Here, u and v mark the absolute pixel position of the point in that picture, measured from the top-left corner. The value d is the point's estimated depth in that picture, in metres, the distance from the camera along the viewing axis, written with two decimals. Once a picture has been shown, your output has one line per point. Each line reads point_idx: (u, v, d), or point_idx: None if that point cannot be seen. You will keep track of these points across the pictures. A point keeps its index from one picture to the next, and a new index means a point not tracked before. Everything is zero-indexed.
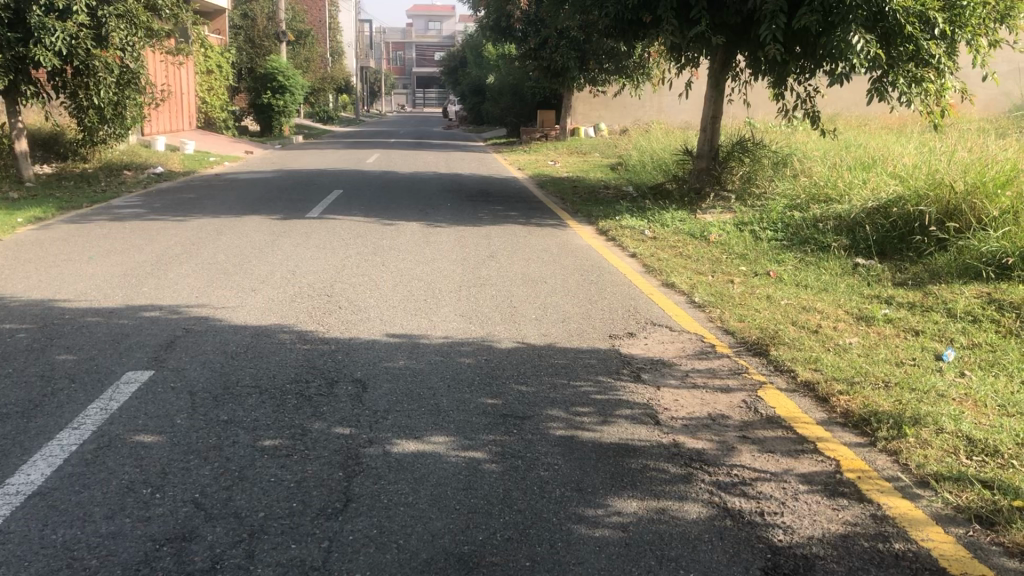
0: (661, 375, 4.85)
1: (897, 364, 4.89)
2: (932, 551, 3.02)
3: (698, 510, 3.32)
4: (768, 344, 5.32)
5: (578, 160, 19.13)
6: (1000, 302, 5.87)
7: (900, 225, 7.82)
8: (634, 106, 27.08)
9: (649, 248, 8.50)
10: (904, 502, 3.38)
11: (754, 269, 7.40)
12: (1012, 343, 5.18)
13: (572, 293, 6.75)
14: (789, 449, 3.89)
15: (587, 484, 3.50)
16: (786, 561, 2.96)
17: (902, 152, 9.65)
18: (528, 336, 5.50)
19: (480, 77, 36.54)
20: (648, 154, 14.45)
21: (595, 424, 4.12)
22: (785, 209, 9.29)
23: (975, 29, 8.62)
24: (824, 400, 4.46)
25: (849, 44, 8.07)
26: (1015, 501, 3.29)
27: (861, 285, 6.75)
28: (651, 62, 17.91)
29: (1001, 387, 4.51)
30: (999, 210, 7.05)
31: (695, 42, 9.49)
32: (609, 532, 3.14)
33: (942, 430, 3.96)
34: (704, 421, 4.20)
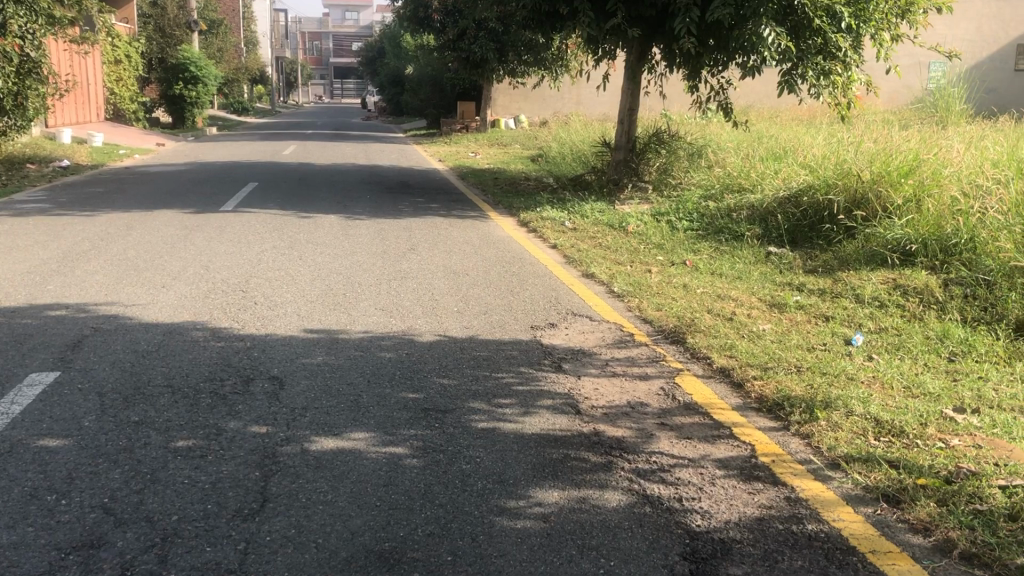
0: (582, 365, 4.89)
1: (809, 349, 5.03)
2: (843, 531, 3.11)
3: (618, 498, 3.35)
4: (685, 332, 5.41)
5: (497, 151, 19.15)
6: (905, 288, 6.09)
7: (810, 215, 8.06)
8: (552, 98, 27.22)
9: (570, 239, 8.55)
10: (816, 484, 3.48)
11: (671, 259, 7.52)
12: (916, 327, 5.38)
13: (492, 285, 6.74)
14: (706, 435, 3.96)
15: (509, 475, 3.50)
16: (705, 546, 3.01)
17: (811, 143, 9.91)
18: (449, 329, 5.47)
19: (399, 70, 36.29)
20: (567, 145, 14.52)
21: (516, 416, 4.12)
22: (701, 199, 9.46)
23: (878, 24, 8.93)
24: (739, 386, 4.56)
25: (760, 37, 8.25)
26: (920, 480, 3.42)
27: (773, 273, 6.92)
28: (569, 54, 18.06)
29: (906, 369, 4.68)
30: (903, 198, 7.30)
31: (612, 34, 9.59)
32: (530, 523, 3.14)
33: (851, 412, 4.08)
34: (624, 409, 4.25)
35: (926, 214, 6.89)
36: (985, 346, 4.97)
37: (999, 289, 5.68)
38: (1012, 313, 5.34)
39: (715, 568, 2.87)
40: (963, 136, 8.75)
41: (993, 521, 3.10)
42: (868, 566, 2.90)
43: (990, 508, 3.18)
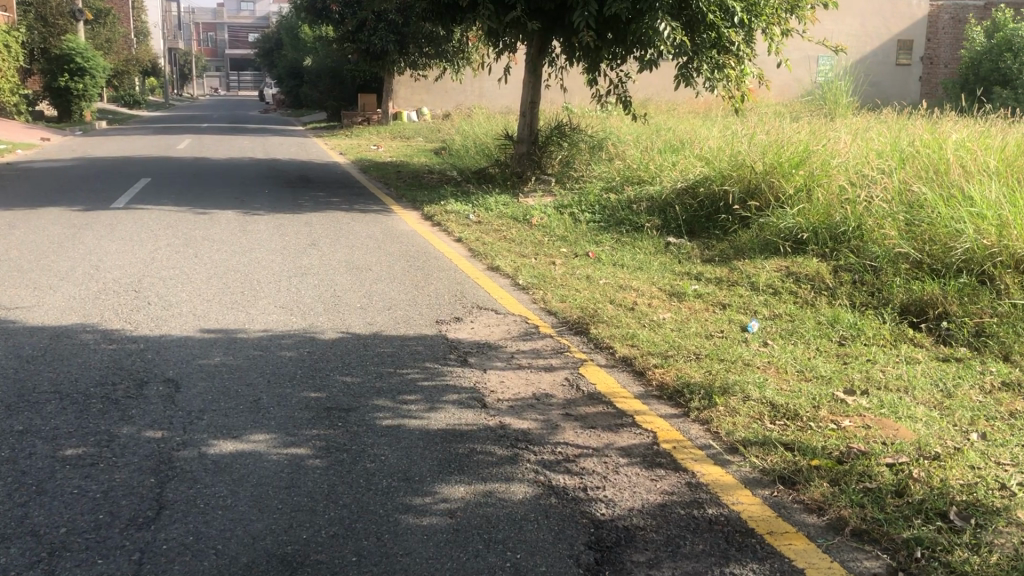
0: (487, 358, 4.88)
1: (707, 337, 5.14)
2: (741, 514, 3.20)
3: (524, 490, 3.37)
4: (588, 323, 5.47)
5: (400, 145, 18.99)
6: (796, 275, 6.30)
7: (707, 206, 8.26)
8: (454, 91, 27.15)
9: (474, 231, 8.54)
10: (716, 468, 3.57)
11: (574, 250, 7.59)
12: (808, 312, 5.57)
13: (395, 280, 6.67)
14: (609, 423, 4.02)
15: (414, 472, 3.47)
16: (609, 534, 3.05)
17: (707, 135, 10.15)
18: (352, 325, 5.40)
19: (298, 61, 35.59)
20: (470, 138, 14.50)
21: (422, 411, 4.09)
22: (602, 191, 9.57)
23: (768, 18, 9.21)
24: (640, 374, 4.64)
25: (656, 30, 8.39)
26: (813, 461, 3.54)
27: (673, 263, 7.06)
28: (470, 47, 18.02)
29: (799, 354, 4.84)
30: (794, 187, 7.55)
31: (512, 27, 9.59)
32: (435, 520, 3.12)
33: (748, 397, 4.20)
34: (529, 401, 4.27)
35: (817, 204, 7.14)
36: (872, 329, 5.18)
37: (884, 274, 5.92)
38: (897, 296, 5.57)
39: (620, 556, 2.91)
40: (849, 127, 9.09)
41: (881, 498, 3.24)
42: (766, 547, 2.98)
43: (879, 485, 3.32)
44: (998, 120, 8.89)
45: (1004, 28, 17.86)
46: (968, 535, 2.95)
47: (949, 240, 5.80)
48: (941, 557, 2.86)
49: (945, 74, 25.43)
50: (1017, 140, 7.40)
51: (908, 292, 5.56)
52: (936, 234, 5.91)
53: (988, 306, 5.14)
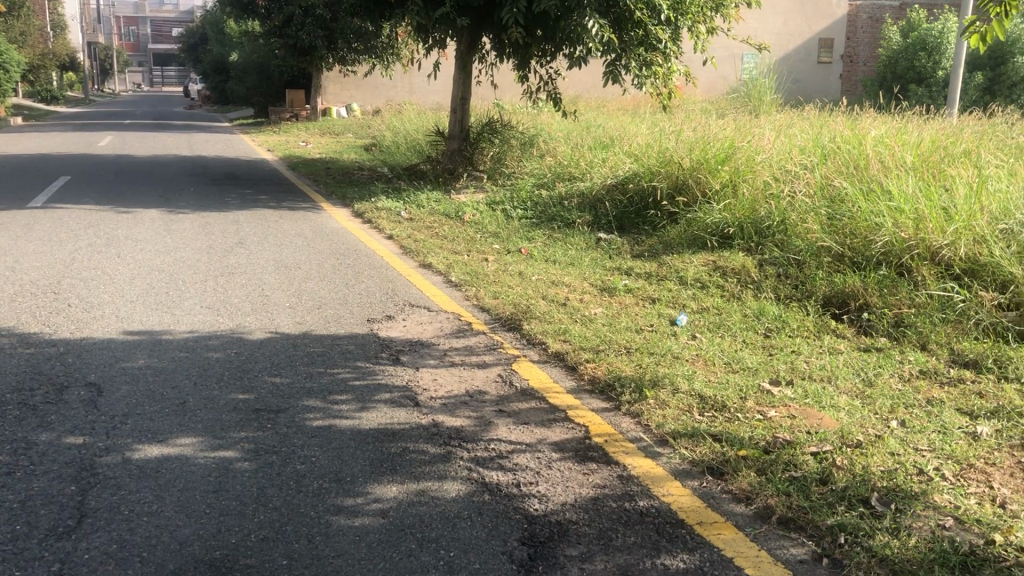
0: (419, 356, 4.86)
1: (637, 331, 5.20)
2: (671, 505, 3.24)
3: (457, 487, 3.36)
4: (521, 319, 5.49)
5: (329, 141, 18.76)
6: (723, 269, 6.42)
7: (636, 202, 8.36)
8: (384, 87, 26.95)
9: (405, 228, 8.50)
10: (646, 461, 3.61)
11: (507, 247, 7.60)
12: (734, 305, 5.68)
13: (325, 278, 6.59)
14: (542, 418, 4.04)
15: (346, 473, 3.44)
16: (542, 529, 3.06)
17: (636, 132, 10.26)
18: (281, 325, 5.32)
19: (224, 56, 34.90)
20: (400, 134, 14.41)
21: (353, 411, 4.06)
22: (533, 187, 9.60)
23: (694, 16, 9.38)
24: (572, 369, 4.67)
25: (585, 27, 8.46)
26: (741, 451, 3.61)
27: (603, 258, 7.13)
28: (400, 43, 17.92)
29: (726, 346, 4.93)
30: (720, 183, 7.70)
31: (441, 23, 9.55)
32: (368, 520, 3.10)
33: (678, 389, 4.26)
34: (462, 398, 4.26)
35: (742, 199, 7.29)
36: (796, 321, 5.30)
37: (808, 268, 6.07)
38: (820, 289, 5.72)
39: (553, 551, 2.93)
40: (773, 124, 9.29)
41: (806, 486, 3.32)
42: (696, 537, 3.03)
43: (804, 474, 3.41)
44: (914, 117, 9.18)
45: (918, 27, 18.47)
46: (889, 520, 3.05)
47: (869, 233, 5.96)
48: (863, 541, 2.94)
49: (864, 71, 26.19)
50: (932, 136, 7.66)
51: (830, 284, 5.70)
52: (857, 227, 6.07)
53: (906, 297, 5.30)
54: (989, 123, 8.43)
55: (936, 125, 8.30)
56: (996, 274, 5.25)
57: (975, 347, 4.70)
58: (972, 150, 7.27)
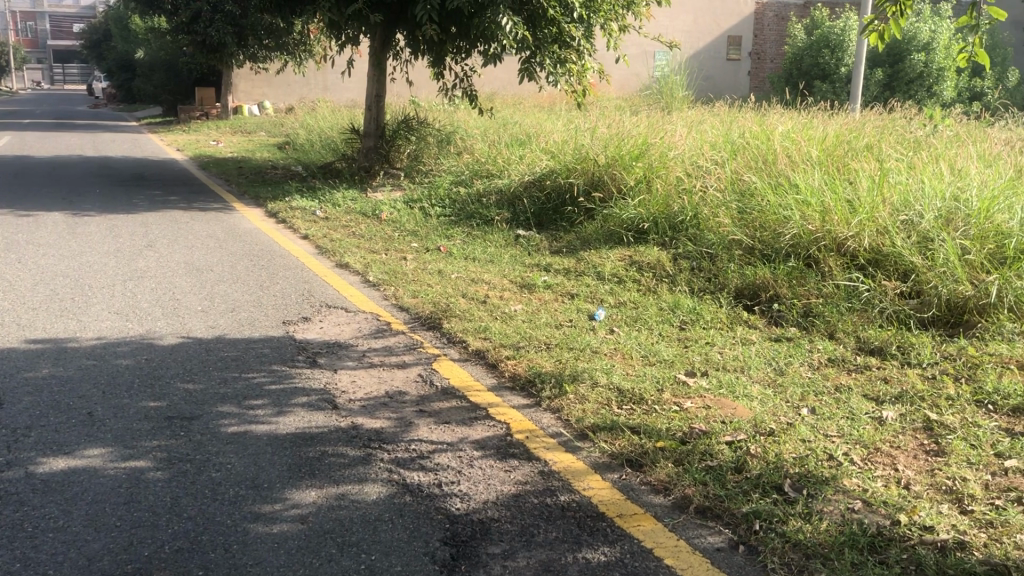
0: (337, 358, 4.80)
1: (556, 327, 5.24)
2: (592, 499, 3.27)
3: (378, 490, 3.33)
4: (440, 317, 5.46)
5: (241, 140, 18.37)
6: (640, 263, 6.51)
7: (554, 198, 8.42)
8: (297, 84, 26.53)
9: (321, 228, 8.38)
10: (567, 455, 3.64)
11: (425, 245, 7.57)
12: (651, 299, 5.76)
13: (239, 280, 6.45)
14: (463, 417, 4.03)
15: (263, 479, 3.37)
16: (464, 528, 3.06)
17: (552, 128, 10.31)
18: (193, 330, 5.18)
19: (129, 53, 33.84)
20: (315, 132, 14.21)
21: (269, 416, 3.98)
22: (451, 184, 9.57)
23: (606, 14, 9.49)
24: (492, 366, 4.67)
25: (498, 25, 8.46)
26: (659, 443, 3.66)
27: (522, 255, 7.15)
28: (313, 39, 17.65)
29: (643, 340, 5.00)
30: (635, 179, 7.81)
31: (353, 20, 9.44)
32: (287, 526, 3.04)
33: (597, 383, 4.31)
34: (382, 399, 4.22)
35: (656, 194, 7.41)
36: (710, 313, 5.41)
37: (721, 261, 6.20)
38: (732, 281, 5.85)
39: (475, 549, 2.93)
40: (685, 121, 9.45)
41: (722, 475, 3.39)
42: (617, 529, 3.07)
43: (719, 463, 3.48)
44: (819, 112, 9.46)
45: (821, 25, 19.06)
46: (801, 506, 3.14)
47: (778, 226, 6.12)
48: (777, 527, 3.02)
49: (771, 68, 26.87)
50: (836, 131, 7.90)
51: (742, 276, 5.85)
52: (766, 221, 6.23)
53: (814, 288, 5.47)
54: (889, 118, 8.74)
55: (840, 120, 8.56)
56: (898, 264, 5.43)
57: (880, 334, 4.86)
58: (874, 144, 7.52)
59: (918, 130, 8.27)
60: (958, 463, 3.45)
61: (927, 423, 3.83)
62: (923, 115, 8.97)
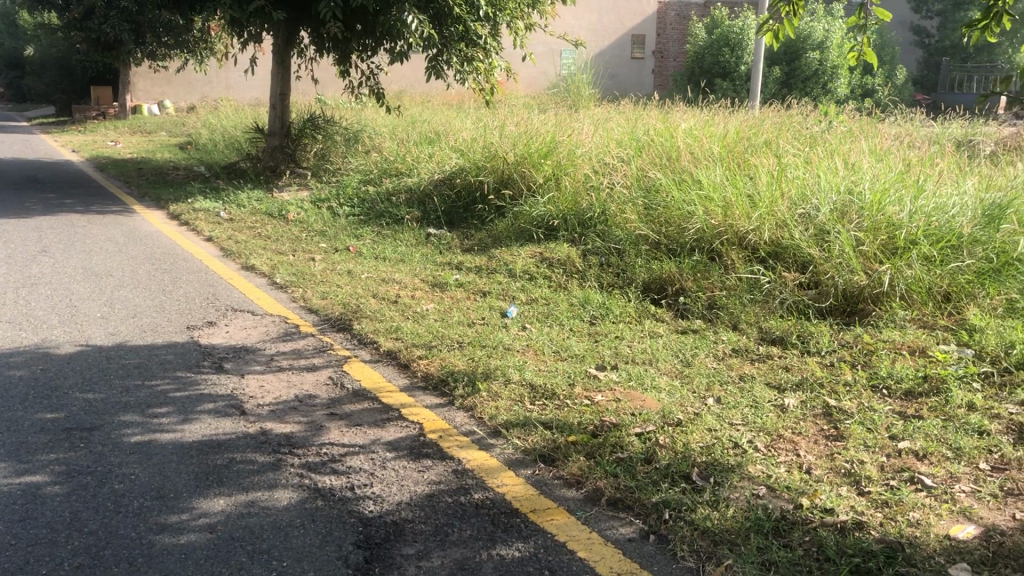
0: (245, 363, 4.70)
1: (468, 325, 5.24)
2: (506, 495, 3.29)
3: (288, 496, 3.28)
4: (350, 319, 5.40)
5: (140, 140, 17.81)
6: (550, 260, 6.57)
7: (464, 196, 8.41)
8: (198, 82, 25.85)
9: (226, 230, 8.18)
10: (480, 453, 3.65)
11: (334, 245, 7.47)
12: (562, 295, 5.81)
13: (140, 285, 6.26)
14: (375, 419, 3.99)
15: (169, 489, 3.28)
16: (378, 531, 3.04)
17: (461, 127, 10.31)
18: (92, 338, 5.00)
19: (18, 50, 32.44)
20: (218, 132, 13.88)
21: (174, 424, 3.87)
22: (359, 183, 9.47)
23: (511, 12, 9.55)
24: (404, 366, 4.64)
25: (404, 23, 8.42)
26: (571, 437, 3.70)
27: (433, 254, 7.12)
28: (214, 37, 17.23)
29: (555, 335, 5.05)
30: (543, 176, 7.88)
31: (256, 17, 9.24)
32: (194, 537, 2.97)
33: (510, 380, 4.33)
34: (291, 403, 4.15)
35: (565, 191, 7.49)
36: (619, 308, 5.49)
37: (628, 256, 6.30)
38: (640, 276, 5.95)
39: (389, 551, 2.91)
40: (592, 119, 9.57)
41: (632, 466, 3.46)
42: (530, 525, 3.09)
43: (629, 454, 3.54)
44: (720, 109, 9.70)
45: (721, 24, 19.56)
46: (708, 493, 3.22)
47: (683, 222, 6.26)
48: (686, 516, 3.09)
49: (674, 66, 27.38)
50: (737, 128, 8.12)
51: (649, 271, 5.95)
52: (671, 216, 6.36)
53: (718, 281, 5.60)
54: (786, 114, 9.03)
55: (740, 117, 8.80)
56: (796, 256, 5.61)
57: (781, 324, 5.02)
58: (772, 140, 7.76)
59: (814, 127, 8.56)
60: (855, 447, 3.59)
61: (827, 408, 3.97)
62: (818, 111, 9.29)
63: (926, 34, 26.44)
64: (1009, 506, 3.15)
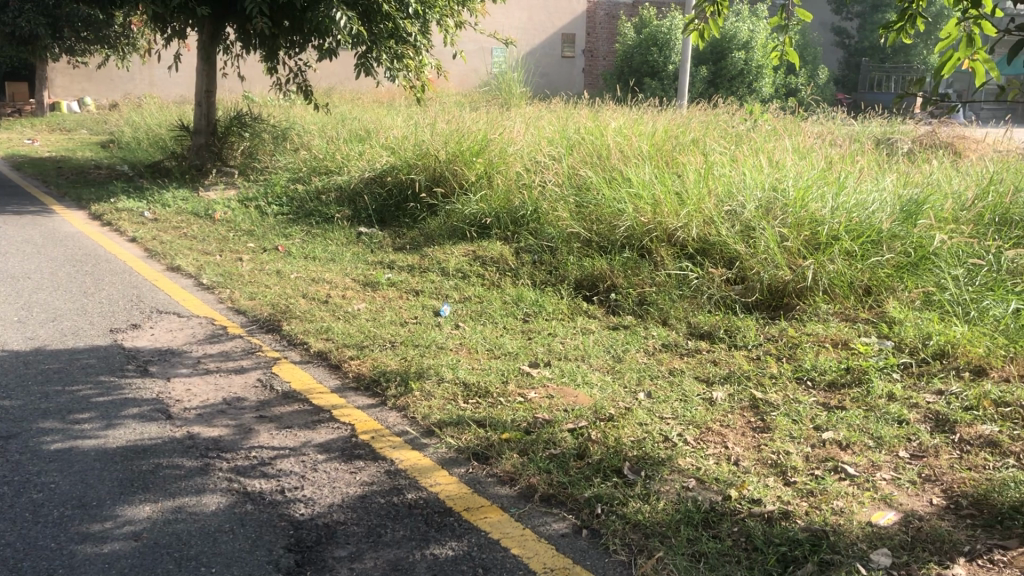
0: (170, 366, 4.59)
1: (400, 325, 5.20)
2: (439, 495, 3.28)
3: (217, 500, 3.21)
4: (279, 319, 5.33)
5: (59, 138, 17.26)
6: (482, 258, 6.57)
7: (395, 194, 8.36)
8: (120, 79, 25.14)
9: (150, 230, 7.98)
10: (413, 453, 3.63)
11: (262, 245, 7.34)
12: (495, 293, 5.82)
13: (60, 288, 6.06)
14: (306, 421, 3.94)
15: (91, 497, 3.19)
16: (309, 534, 3.00)
17: (392, 124, 10.23)
18: (9, 343, 4.83)
19: None
20: (141, 130, 13.53)
21: (97, 430, 3.77)
22: (288, 182, 9.33)
23: (440, 10, 9.51)
24: (335, 367, 4.59)
25: (332, 19, 8.30)
26: (504, 435, 3.71)
27: (364, 253, 7.06)
28: (135, 32, 16.79)
29: (488, 333, 5.05)
30: (475, 174, 7.87)
31: (179, 12, 9.03)
32: (118, 545, 2.90)
33: (442, 379, 4.32)
34: (219, 407, 4.07)
35: (497, 190, 7.51)
36: (551, 305, 5.52)
37: (560, 253, 6.33)
38: (572, 273, 5.98)
39: (320, 554, 2.88)
40: (523, 117, 9.59)
41: (565, 462, 3.48)
42: (464, 523, 3.09)
43: (562, 450, 3.57)
44: (649, 108, 9.81)
45: (649, 24, 19.80)
46: (640, 487, 3.26)
47: (613, 219, 6.32)
48: (618, 510, 3.13)
49: (604, 65, 27.65)
50: (665, 126, 8.22)
51: (581, 268, 6.00)
52: (602, 214, 6.42)
53: (648, 278, 5.67)
54: (713, 113, 9.17)
55: (668, 116, 8.94)
56: (723, 252, 5.71)
57: (709, 319, 5.11)
58: (699, 139, 7.88)
59: (740, 125, 8.73)
60: (781, 438, 3.67)
61: (754, 401, 4.06)
62: (744, 110, 9.46)
63: (847, 35, 27.15)
64: (926, 492, 3.25)
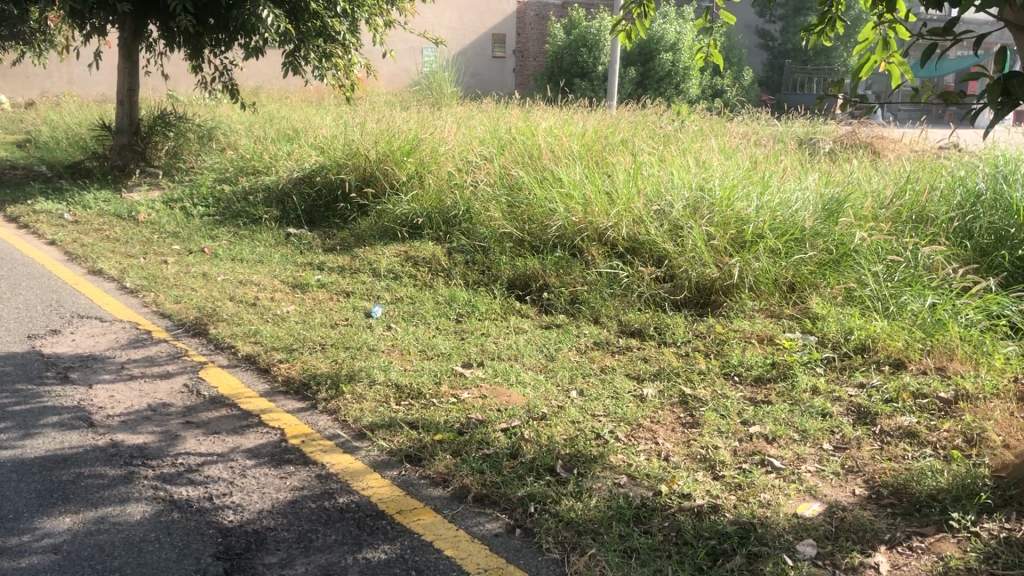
0: (92, 372, 4.46)
1: (331, 327, 5.14)
2: (372, 498, 3.25)
3: (142, 509, 3.13)
4: (206, 323, 5.22)
5: None
6: (414, 259, 6.53)
7: (325, 194, 8.27)
8: (37, 76, 24.28)
9: (70, 232, 7.73)
10: (345, 456, 3.59)
11: (188, 247, 7.18)
12: (427, 293, 5.79)
13: None
14: (234, 426, 3.87)
15: (8, 510, 3.08)
16: (238, 541, 2.95)
17: (320, 124, 10.11)
18: None
19: None
20: (58, 129, 13.10)
21: (14, 441, 3.64)
22: (215, 182, 9.14)
23: (369, 9, 9.44)
24: (264, 371, 4.52)
25: (259, 18, 8.18)
26: (437, 436, 3.70)
27: (294, 254, 6.96)
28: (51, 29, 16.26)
29: (420, 334, 5.03)
30: (406, 174, 7.83)
31: (99, 8, 8.79)
32: (38, 559, 2.80)
33: (374, 381, 4.28)
34: (144, 413, 3.97)
35: (428, 190, 7.48)
36: (483, 305, 5.52)
37: (493, 253, 6.34)
38: (505, 272, 5.99)
39: (250, 561, 2.83)
40: (453, 117, 9.56)
41: (498, 462, 3.48)
42: (397, 526, 3.07)
43: (495, 450, 3.57)
44: (578, 108, 9.88)
45: (579, 25, 19.95)
46: (572, 485, 3.28)
47: (545, 219, 6.35)
48: (551, 508, 3.14)
49: (534, 66, 27.76)
50: (594, 127, 8.30)
51: (513, 268, 6.01)
52: (533, 214, 6.45)
53: (579, 276, 5.71)
54: (642, 114, 9.28)
55: (597, 116, 9.01)
56: (653, 251, 5.78)
57: (640, 317, 5.17)
58: (628, 139, 7.97)
59: (667, 126, 8.86)
60: (710, 433, 3.74)
61: (683, 397, 4.12)
62: (671, 111, 9.59)
63: (770, 38, 27.76)
64: (849, 482, 3.35)
